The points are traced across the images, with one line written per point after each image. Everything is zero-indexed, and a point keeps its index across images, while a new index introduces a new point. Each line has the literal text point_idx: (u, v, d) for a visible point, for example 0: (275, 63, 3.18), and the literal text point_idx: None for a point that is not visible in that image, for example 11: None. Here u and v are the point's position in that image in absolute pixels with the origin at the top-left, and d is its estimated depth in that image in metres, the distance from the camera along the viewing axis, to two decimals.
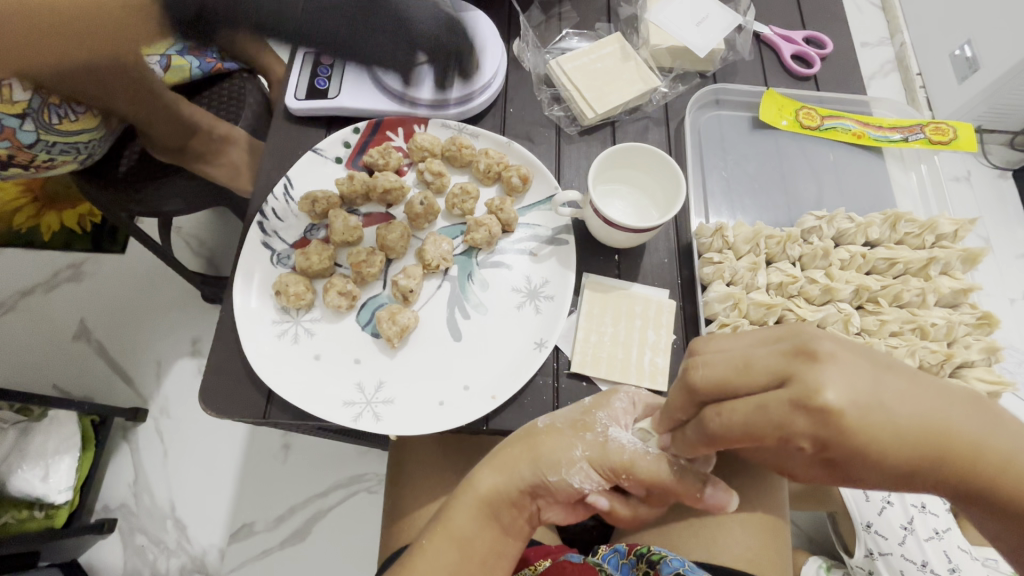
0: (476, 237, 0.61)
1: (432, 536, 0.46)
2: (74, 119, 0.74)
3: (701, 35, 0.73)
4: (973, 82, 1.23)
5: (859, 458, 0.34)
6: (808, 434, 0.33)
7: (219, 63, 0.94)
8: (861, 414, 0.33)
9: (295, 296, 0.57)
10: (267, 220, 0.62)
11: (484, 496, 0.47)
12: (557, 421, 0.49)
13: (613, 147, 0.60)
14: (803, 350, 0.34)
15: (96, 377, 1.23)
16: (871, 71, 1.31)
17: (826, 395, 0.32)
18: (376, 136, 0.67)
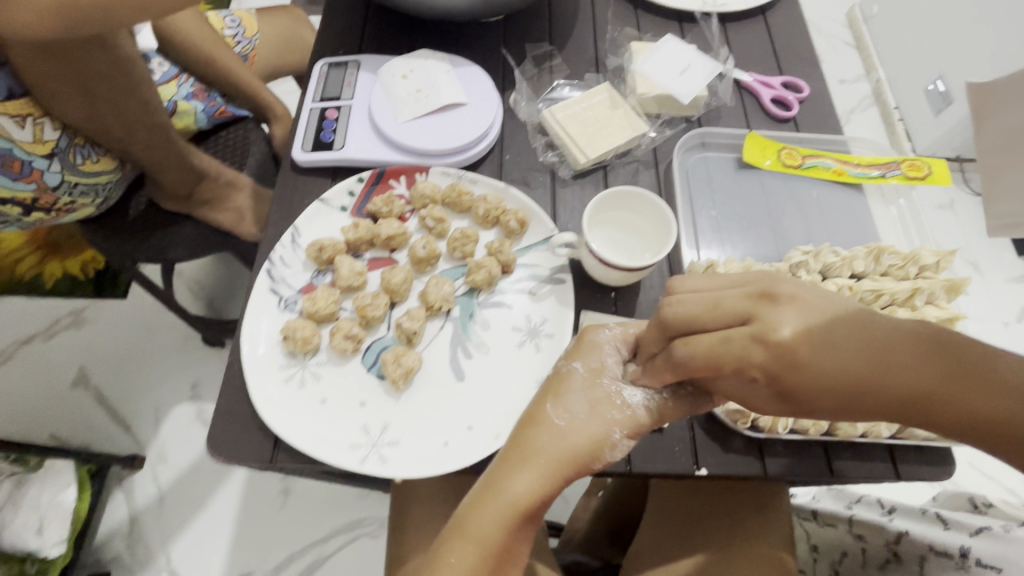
0: (477, 278, 0.64)
1: (460, 547, 0.48)
2: (96, 159, 0.81)
3: (685, 83, 0.78)
4: (946, 115, 1.35)
5: (808, 381, 0.44)
6: (763, 362, 0.44)
7: (222, 106, 1.06)
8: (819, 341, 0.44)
9: (302, 341, 0.59)
10: (275, 267, 0.64)
11: (522, 498, 0.48)
12: (576, 411, 0.51)
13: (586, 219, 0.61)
14: (763, 297, 0.45)
15: (94, 424, 1.23)
16: (850, 106, 1.50)
17: (780, 331, 0.43)
18: (379, 185, 0.70)
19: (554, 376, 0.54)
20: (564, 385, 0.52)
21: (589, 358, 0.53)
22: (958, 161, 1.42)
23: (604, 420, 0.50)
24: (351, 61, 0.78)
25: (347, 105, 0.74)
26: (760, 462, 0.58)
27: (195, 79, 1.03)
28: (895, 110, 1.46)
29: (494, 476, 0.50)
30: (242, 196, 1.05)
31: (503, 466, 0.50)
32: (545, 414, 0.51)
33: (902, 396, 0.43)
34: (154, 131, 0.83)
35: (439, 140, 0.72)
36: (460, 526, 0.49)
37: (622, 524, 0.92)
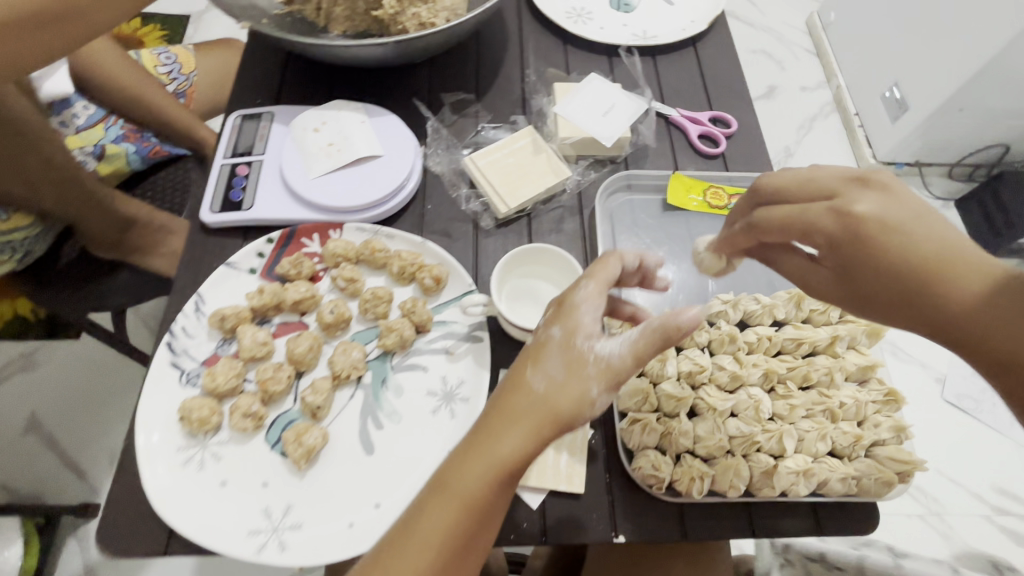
0: (387, 342, 0.62)
1: (439, 503, 0.44)
2: (3, 218, 0.83)
3: (608, 125, 0.76)
4: (903, 122, 1.33)
5: (859, 260, 0.46)
6: (827, 231, 0.47)
7: (156, 146, 1.01)
8: (895, 232, 0.45)
9: (198, 421, 0.56)
10: (176, 339, 0.61)
11: (507, 459, 0.44)
12: (553, 370, 0.46)
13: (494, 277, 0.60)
14: (858, 181, 0.48)
15: (44, 471, 1.18)
16: (813, 113, 1.51)
17: (858, 207, 0.46)
18: (289, 245, 0.68)
19: (535, 338, 0.49)
20: (544, 346, 0.48)
21: (567, 320, 0.49)
22: (918, 166, 1.42)
23: (581, 382, 0.46)
24: (265, 113, 0.76)
25: (259, 161, 0.72)
26: (680, 527, 0.56)
27: (126, 120, 0.99)
28: (854, 116, 1.46)
29: (479, 437, 0.45)
30: (176, 240, 1.01)
31: (490, 427, 0.45)
32: (524, 376, 0.47)
33: (951, 316, 0.44)
34: (61, 184, 0.83)
35: (352, 195, 0.69)
36: (439, 484, 0.45)
37: None
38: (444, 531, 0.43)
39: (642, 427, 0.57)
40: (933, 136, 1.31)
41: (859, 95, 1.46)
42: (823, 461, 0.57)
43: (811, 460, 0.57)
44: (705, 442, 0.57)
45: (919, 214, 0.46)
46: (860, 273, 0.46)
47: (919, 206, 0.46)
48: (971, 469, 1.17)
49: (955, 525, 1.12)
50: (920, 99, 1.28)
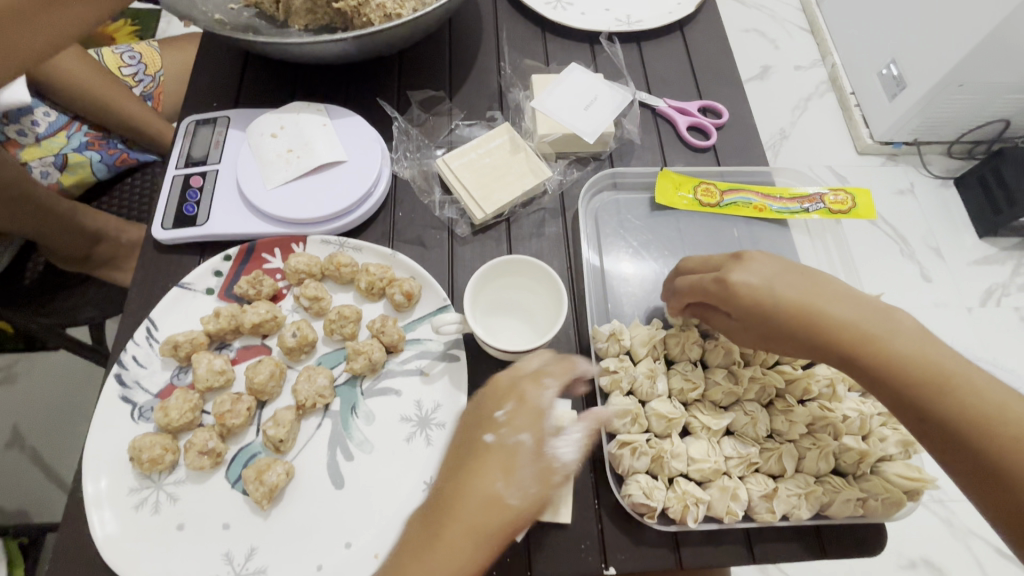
0: (355, 366, 0.57)
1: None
2: None
3: (590, 119, 0.71)
4: (900, 100, 1.28)
5: (759, 313, 0.51)
6: (717, 296, 0.52)
7: (123, 153, 0.94)
8: (771, 289, 0.50)
9: (150, 461, 0.52)
10: (127, 369, 0.57)
11: (461, 563, 0.44)
12: (524, 478, 0.47)
13: (466, 302, 0.55)
14: (736, 256, 0.53)
15: (27, 489, 1.15)
16: (808, 92, 1.46)
17: (734, 276, 0.51)
18: (249, 261, 0.63)
19: (496, 439, 0.49)
20: (513, 453, 0.48)
21: (534, 426, 0.49)
22: (915, 146, 1.38)
23: (541, 488, 0.48)
24: (219, 117, 0.70)
25: (213, 170, 0.67)
26: (676, 555, 0.52)
27: (90, 126, 0.92)
28: (851, 95, 1.41)
29: (431, 535, 0.45)
30: None
31: (443, 526, 0.45)
32: (497, 488, 0.46)
33: (851, 346, 0.48)
34: (14, 201, 0.81)
35: (314, 206, 0.64)
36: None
37: None
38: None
39: (631, 451, 0.53)
40: (933, 114, 1.26)
41: (854, 73, 1.40)
42: (825, 481, 0.53)
43: (813, 480, 0.53)
44: (699, 464, 0.53)
45: (792, 269, 0.52)
46: (761, 330, 0.52)
47: (787, 267, 0.52)
48: None
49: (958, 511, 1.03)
50: (917, 75, 1.22)
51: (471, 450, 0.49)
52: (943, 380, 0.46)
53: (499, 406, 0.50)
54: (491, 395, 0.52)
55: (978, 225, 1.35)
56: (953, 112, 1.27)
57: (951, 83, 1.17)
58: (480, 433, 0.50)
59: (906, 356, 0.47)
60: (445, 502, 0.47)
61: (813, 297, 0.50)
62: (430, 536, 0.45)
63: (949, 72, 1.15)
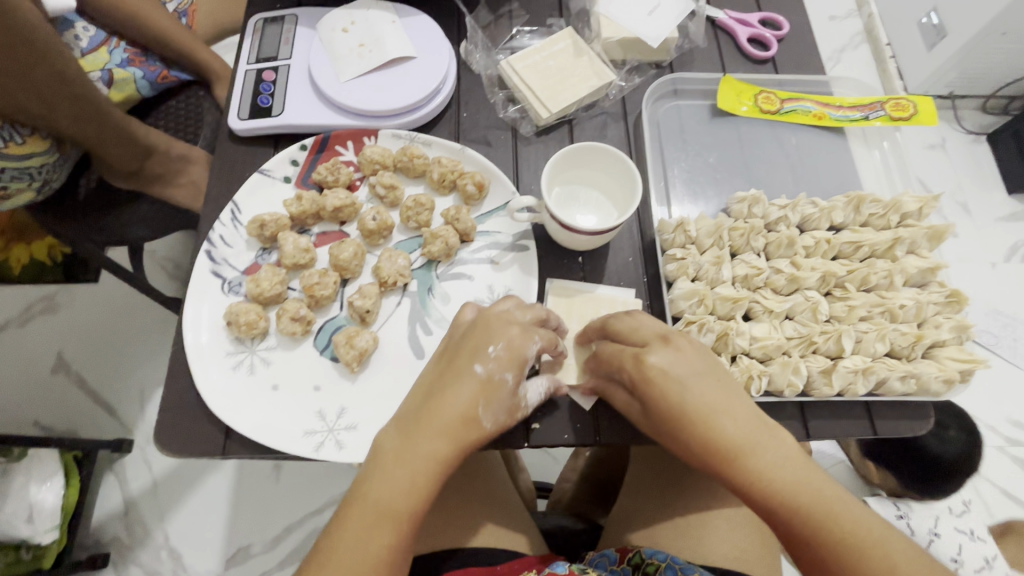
0: (433, 250, 0.60)
1: (356, 515, 0.43)
2: (21, 140, 0.74)
3: (654, 24, 0.71)
4: (941, 49, 1.25)
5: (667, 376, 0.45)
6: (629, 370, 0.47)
7: (163, 70, 0.92)
8: (686, 398, 0.45)
9: (246, 325, 0.55)
10: (215, 247, 0.59)
11: (425, 488, 0.43)
12: (498, 412, 0.46)
13: (544, 177, 0.57)
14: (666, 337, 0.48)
15: (78, 410, 1.20)
16: (841, 44, 1.40)
17: (649, 358, 0.46)
18: (324, 152, 0.65)
19: (484, 373, 0.46)
20: (496, 387, 0.46)
21: (518, 366, 0.47)
22: (949, 99, 1.36)
23: (507, 422, 0.48)
24: (287, 16, 0.71)
25: (285, 66, 0.68)
26: None
27: (128, 42, 0.89)
28: (886, 46, 1.37)
29: (398, 452, 0.44)
30: (197, 169, 0.91)
31: (413, 445, 0.44)
32: (474, 412, 0.45)
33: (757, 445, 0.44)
34: (77, 103, 0.73)
35: (385, 99, 0.66)
36: (359, 493, 0.43)
37: (608, 483, 0.92)
38: (385, 548, 0.42)
39: (698, 328, 0.55)
40: (970, 66, 1.24)
41: (892, 24, 1.37)
42: (881, 361, 0.56)
43: (869, 359, 0.56)
44: (762, 342, 0.56)
45: (703, 368, 0.46)
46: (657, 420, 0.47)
47: (711, 374, 0.46)
48: (989, 402, 1.14)
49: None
50: (960, 23, 1.19)
51: (449, 373, 0.47)
52: (732, 455, 0.43)
53: (492, 341, 0.47)
54: (478, 329, 0.49)
55: (1007, 180, 1.31)
56: (992, 63, 1.24)
57: (995, 31, 1.14)
58: (464, 358, 0.47)
59: (771, 466, 0.43)
60: (415, 415, 0.45)
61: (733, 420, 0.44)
62: (405, 448, 0.44)
63: (993, 18, 1.12)
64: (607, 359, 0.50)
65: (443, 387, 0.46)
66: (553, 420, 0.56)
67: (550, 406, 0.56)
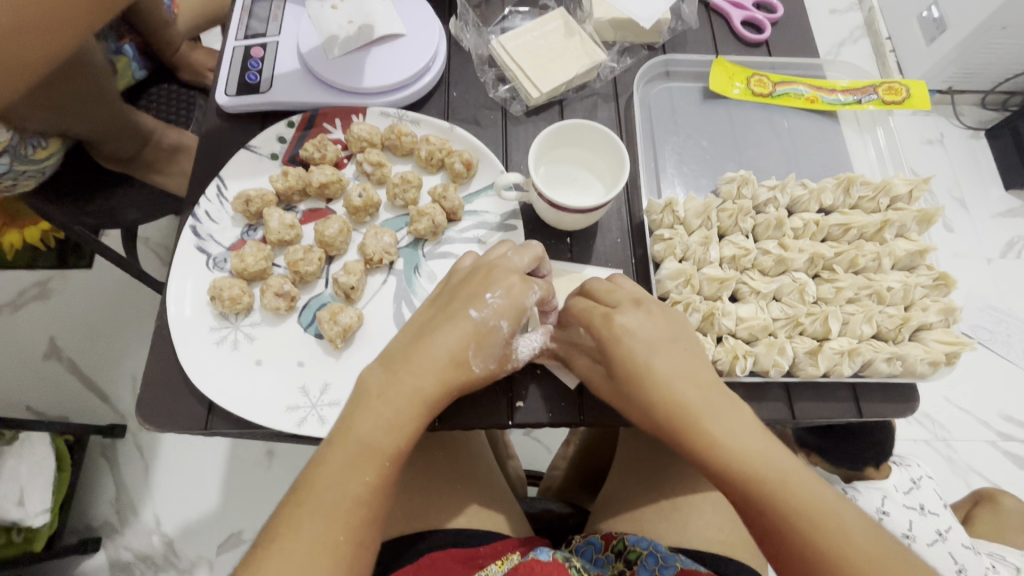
0: (419, 227, 0.60)
1: (338, 450, 0.42)
2: (45, 145, 0.76)
3: (643, 6, 0.70)
4: (940, 43, 1.24)
5: (629, 336, 0.46)
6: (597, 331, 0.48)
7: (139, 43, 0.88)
8: (652, 358, 0.45)
9: (230, 300, 0.55)
10: (200, 223, 0.59)
11: (400, 426, 0.43)
12: (488, 360, 0.47)
13: (530, 148, 0.56)
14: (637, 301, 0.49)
15: (70, 395, 1.20)
16: (842, 37, 1.39)
17: (617, 317, 0.47)
18: (311, 129, 0.64)
19: (478, 318, 0.46)
20: (491, 333, 0.46)
21: (514, 314, 0.48)
22: (948, 94, 1.35)
23: (498, 370, 0.49)
24: None
25: (273, 42, 0.67)
26: None
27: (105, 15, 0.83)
28: (886, 40, 1.36)
29: (380, 389, 0.44)
30: (188, 158, 0.91)
31: (394, 381, 0.44)
32: (463, 354, 0.45)
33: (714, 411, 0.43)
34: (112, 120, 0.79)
35: (374, 77, 0.65)
36: (343, 430, 0.43)
37: (596, 471, 0.91)
38: (364, 484, 0.41)
39: (684, 308, 0.55)
40: (970, 61, 1.24)
41: (892, 17, 1.36)
42: (867, 342, 0.56)
43: (855, 341, 0.56)
44: (748, 322, 0.55)
45: (675, 331, 0.47)
46: (621, 383, 0.47)
47: (677, 336, 0.47)
48: (980, 397, 1.14)
49: (960, 450, 1.12)
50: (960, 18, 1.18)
51: (444, 314, 0.47)
52: (691, 417, 0.43)
53: (489, 286, 0.48)
54: (478, 274, 0.49)
55: (1005, 175, 1.31)
56: (992, 57, 1.23)
57: (995, 25, 1.14)
58: (459, 302, 0.47)
59: (734, 434, 0.42)
60: (403, 356, 0.45)
61: (697, 386, 0.44)
62: (394, 385, 0.44)
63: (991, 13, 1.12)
64: (576, 313, 0.50)
65: (435, 327, 0.47)
66: (537, 399, 0.56)
67: (535, 385, 0.56)
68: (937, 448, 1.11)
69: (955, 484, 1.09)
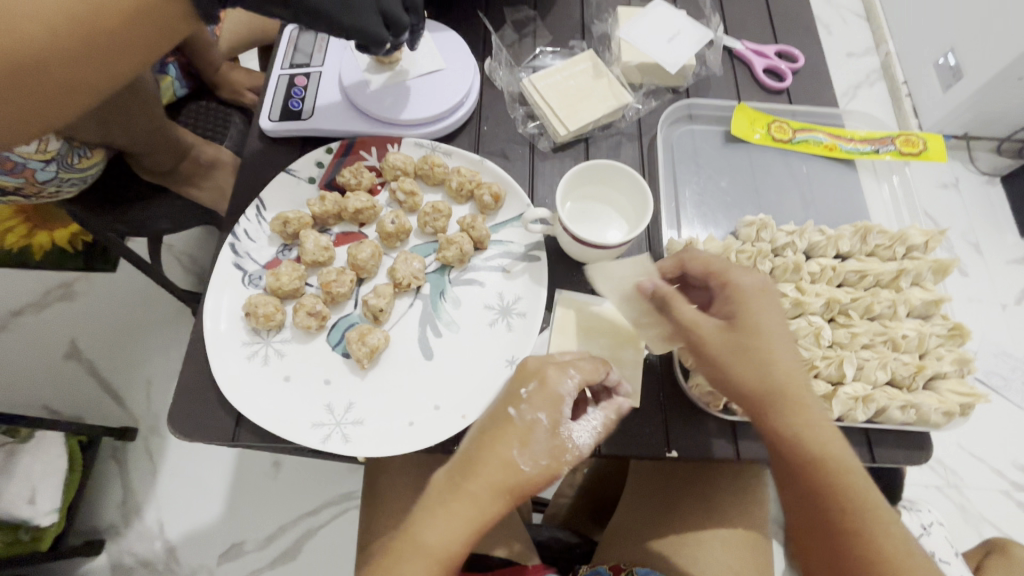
0: (447, 255, 0.62)
1: (408, 558, 0.42)
2: (89, 155, 0.78)
3: (673, 51, 0.74)
4: (956, 91, 1.27)
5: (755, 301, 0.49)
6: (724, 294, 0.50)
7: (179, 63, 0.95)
8: (771, 324, 0.48)
9: (264, 317, 0.57)
10: (239, 241, 0.62)
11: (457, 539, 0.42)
12: (537, 452, 0.45)
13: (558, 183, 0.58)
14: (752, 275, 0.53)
15: (87, 396, 1.23)
16: (858, 80, 1.40)
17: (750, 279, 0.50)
18: (349, 156, 0.67)
19: (517, 415, 0.46)
20: (532, 430, 0.46)
21: (552, 407, 0.47)
22: (964, 139, 1.37)
23: (555, 466, 0.46)
24: None
25: (317, 73, 0.71)
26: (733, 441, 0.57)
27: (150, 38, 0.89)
28: (903, 84, 1.39)
29: (448, 491, 0.44)
30: (222, 174, 0.95)
31: (457, 484, 0.44)
32: (510, 455, 0.45)
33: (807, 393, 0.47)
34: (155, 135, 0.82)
35: (411, 110, 0.68)
36: (410, 535, 0.43)
37: (604, 500, 0.91)
38: None
39: None
40: (986, 109, 1.26)
41: (909, 62, 1.38)
42: (882, 389, 0.57)
43: (869, 387, 0.57)
44: None
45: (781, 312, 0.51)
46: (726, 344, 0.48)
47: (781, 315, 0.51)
48: (994, 445, 1.13)
49: (972, 498, 1.10)
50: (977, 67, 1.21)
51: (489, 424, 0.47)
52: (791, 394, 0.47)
53: (523, 383, 0.48)
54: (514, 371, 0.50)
55: (1020, 222, 1.32)
56: (1009, 106, 1.25)
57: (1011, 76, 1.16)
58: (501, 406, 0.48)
59: (819, 420, 0.46)
60: (462, 467, 0.45)
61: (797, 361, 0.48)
62: (455, 499, 0.43)
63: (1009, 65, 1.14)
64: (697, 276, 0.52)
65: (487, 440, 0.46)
66: None
67: None
68: (948, 494, 1.10)
69: (967, 534, 1.07)
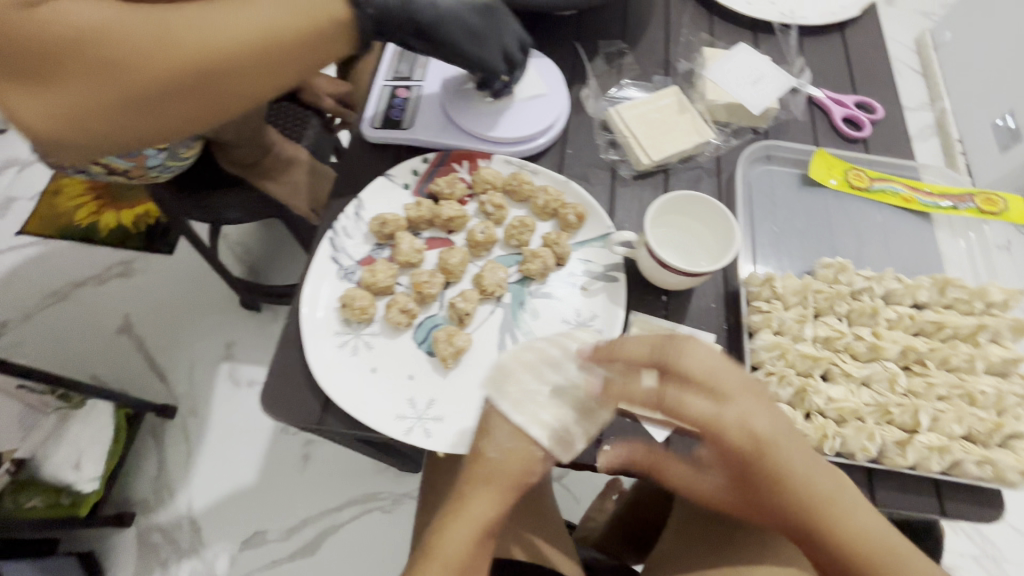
0: (532, 267, 0.65)
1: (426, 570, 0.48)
2: (190, 147, 0.84)
3: (757, 94, 0.76)
4: (1016, 154, 1.27)
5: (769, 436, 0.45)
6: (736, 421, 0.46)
7: None
8: (792, 458, 0.46)
9: (359, 310, 0.60)
10: (338, 237, 0.66)
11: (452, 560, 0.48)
12: (503, 440, 0.52)
13: (648, 210, 0.61)
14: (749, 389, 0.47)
15: (133, 371, 1.28)
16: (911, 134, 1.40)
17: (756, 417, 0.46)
18: (443, 166, 0.71)
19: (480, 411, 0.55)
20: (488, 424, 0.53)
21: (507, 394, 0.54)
22: None
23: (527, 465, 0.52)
24: None
25: (418, 86, 0.76)
26: None
27: None
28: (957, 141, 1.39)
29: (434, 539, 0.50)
30: (297, 171, 1.00)
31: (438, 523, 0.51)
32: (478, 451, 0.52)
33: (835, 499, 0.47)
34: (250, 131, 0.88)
35: (505, 129, 0.72)
36: (427, 554, 0.49)
37: (640, 529, 0.91)
38: None
39: (778, 380, 0.58)
40: None
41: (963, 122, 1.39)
42: (958, 442, 0.56)
43: (945, 439, 0.57)
44: (839, 403, 0.57)
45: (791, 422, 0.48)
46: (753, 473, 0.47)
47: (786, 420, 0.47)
48: None
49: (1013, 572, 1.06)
50: None
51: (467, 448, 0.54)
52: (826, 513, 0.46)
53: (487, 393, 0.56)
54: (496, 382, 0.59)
55: None
56: None
57: None
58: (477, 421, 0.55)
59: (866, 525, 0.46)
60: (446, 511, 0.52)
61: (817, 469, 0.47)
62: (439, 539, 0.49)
63: None
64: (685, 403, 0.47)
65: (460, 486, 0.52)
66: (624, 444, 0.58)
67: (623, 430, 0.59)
68: (985, 565, 1.06)
69: None
